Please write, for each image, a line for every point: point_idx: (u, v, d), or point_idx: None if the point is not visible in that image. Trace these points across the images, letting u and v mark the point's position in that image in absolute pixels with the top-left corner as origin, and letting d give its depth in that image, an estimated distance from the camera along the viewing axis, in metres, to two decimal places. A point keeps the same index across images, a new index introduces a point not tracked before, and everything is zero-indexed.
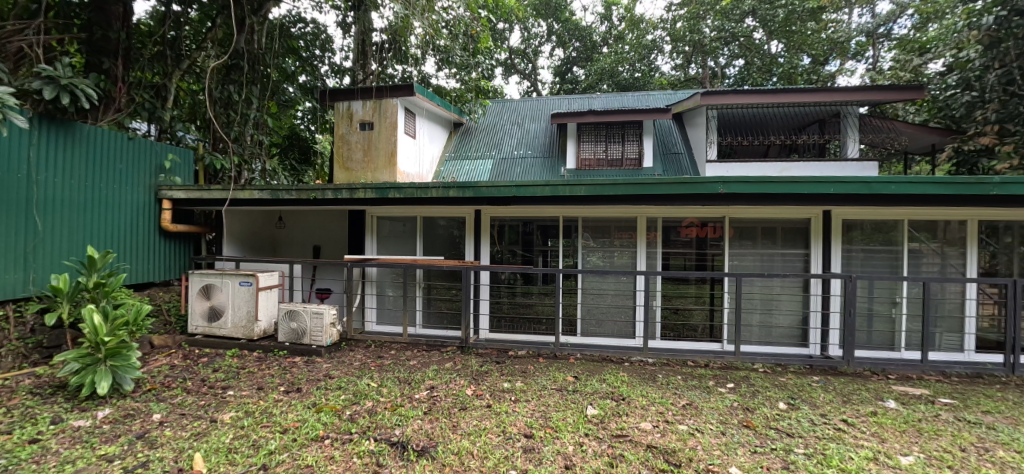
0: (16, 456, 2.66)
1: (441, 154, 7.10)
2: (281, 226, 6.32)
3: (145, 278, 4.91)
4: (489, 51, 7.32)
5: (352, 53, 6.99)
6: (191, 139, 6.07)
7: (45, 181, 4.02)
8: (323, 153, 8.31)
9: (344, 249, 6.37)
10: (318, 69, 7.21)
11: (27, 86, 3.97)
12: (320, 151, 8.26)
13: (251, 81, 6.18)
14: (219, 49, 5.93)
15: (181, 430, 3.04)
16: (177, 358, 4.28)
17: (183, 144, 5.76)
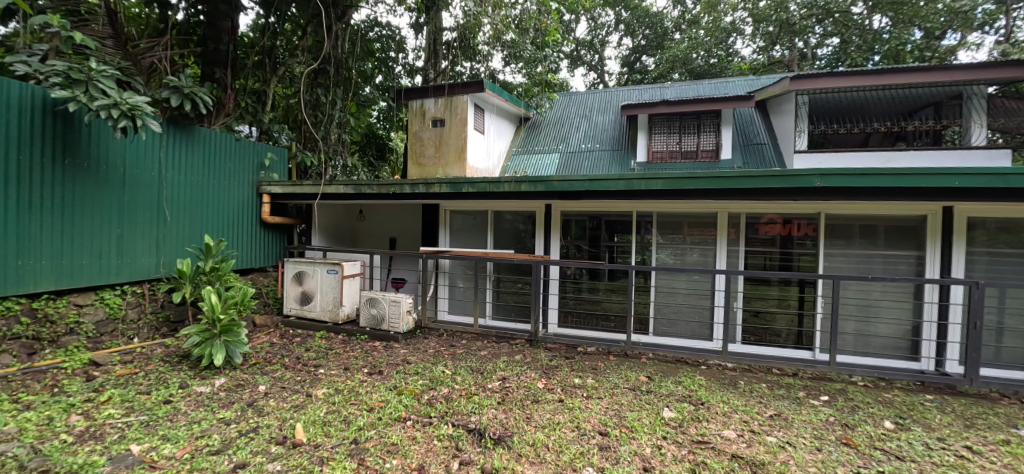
0: (156, 413, 3.10)
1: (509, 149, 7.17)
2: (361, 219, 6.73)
3: (248, 264, 5.48)
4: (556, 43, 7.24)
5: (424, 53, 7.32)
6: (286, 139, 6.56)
7: (172, 178, 4.59)
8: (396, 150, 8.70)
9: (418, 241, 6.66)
10: (393, 70, 7.48)
11: (159, 94, 4.56)
12: (394, 148, 8.67)
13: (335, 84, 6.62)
14: (309, 56, 6.43)
15: (282, 401, 3.38)
16: (275, 337, 4.75)
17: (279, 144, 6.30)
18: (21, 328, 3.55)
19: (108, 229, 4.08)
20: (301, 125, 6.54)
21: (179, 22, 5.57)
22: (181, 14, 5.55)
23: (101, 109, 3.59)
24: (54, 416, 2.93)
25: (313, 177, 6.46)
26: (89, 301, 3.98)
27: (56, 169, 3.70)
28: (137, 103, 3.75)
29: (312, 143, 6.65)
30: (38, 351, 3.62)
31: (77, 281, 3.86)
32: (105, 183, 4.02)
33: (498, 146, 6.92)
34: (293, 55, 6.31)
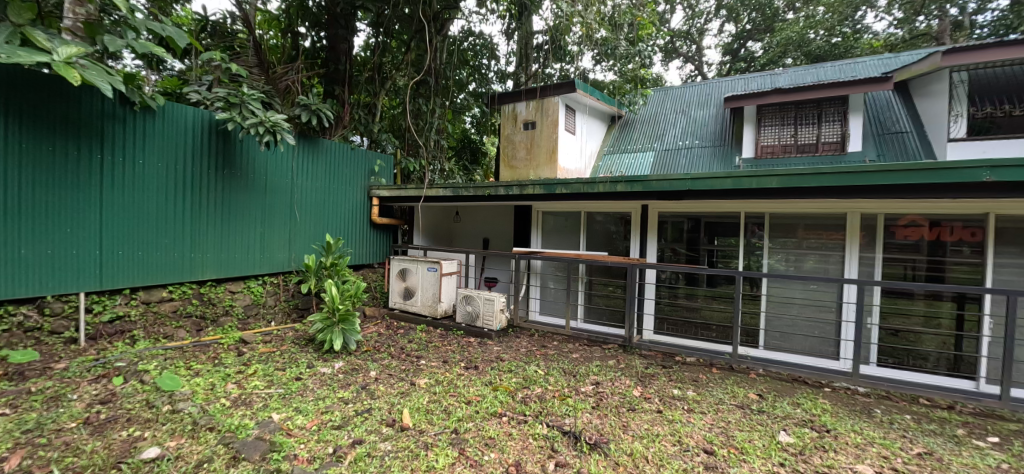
0: (291, 387, 3.56)
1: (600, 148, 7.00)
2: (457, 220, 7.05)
3: (360, 260, 6.04)
4: (649, 36, 6.87)
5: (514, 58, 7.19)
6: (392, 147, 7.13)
7: (301, 184, 5.19)
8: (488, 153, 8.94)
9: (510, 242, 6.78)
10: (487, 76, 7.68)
11: (292, 112, 5.18)
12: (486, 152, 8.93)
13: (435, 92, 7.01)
14: (412, 70, 6.89)
15: (390, 387, 3.68)
16: (382, 328, 5.17)
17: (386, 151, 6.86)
18: (192, 308, 4.27)
19: (254, 228, 4.73)
20: (404, 134, 6.97)
21: (306, 48, 6.32)
22: (308, 41, 6.31)
23: (252, 127, 4.21)
24: (216, 383, 3.49)
25: (415, 181, 6.92)
26: (239, 288, 4.66)
27: (217, 177, 4.38)
28: (276, 120, 4.32)
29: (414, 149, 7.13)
30: (202, 328, 4.33)
31: (231, 271, 4.54)
32: (252, 189, 4.67)
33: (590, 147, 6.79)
34: (399, 69, 6.80)
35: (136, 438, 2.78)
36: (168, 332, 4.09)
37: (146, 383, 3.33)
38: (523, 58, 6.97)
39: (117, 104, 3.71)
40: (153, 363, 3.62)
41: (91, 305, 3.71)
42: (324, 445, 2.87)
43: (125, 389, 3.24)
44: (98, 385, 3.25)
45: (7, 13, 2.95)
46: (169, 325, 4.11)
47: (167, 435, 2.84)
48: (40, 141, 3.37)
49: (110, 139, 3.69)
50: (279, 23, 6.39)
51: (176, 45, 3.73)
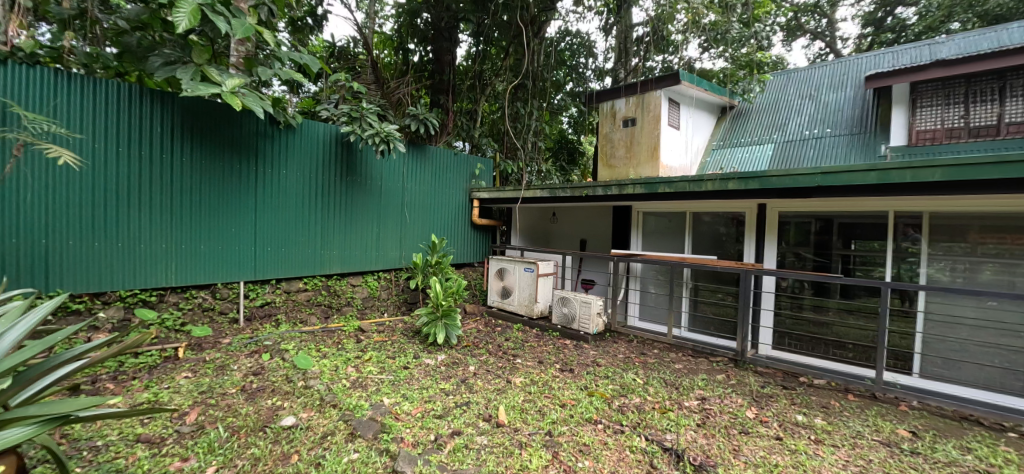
0: (400, 375, 3.85)
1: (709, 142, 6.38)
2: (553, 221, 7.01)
3: (461, 259, 6.32)
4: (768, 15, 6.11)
5: (613, 54, 6.98)
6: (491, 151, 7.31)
7: (410, 188, 5.58)
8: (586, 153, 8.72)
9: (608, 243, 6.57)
10: (584, 76, 7.43)
11: (403, 122, 5.57)
12: (584, 151, 8.72)
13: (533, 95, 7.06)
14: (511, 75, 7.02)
15: (488, 383, 3.79)
16: (481, 324, 5.35)
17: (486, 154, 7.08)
18: (321, 297, 4.83)
19: (371, 229, 5.21)
20: (503, 137, 7.16)
21: (416, 63, 6.75)
22: (416, 56, 6.75)
23: (369, 137, 4.64)
24: (338, 365, 3.90)
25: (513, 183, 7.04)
26: (358, 282, 5.18)
27: (341, 184, 4.90)
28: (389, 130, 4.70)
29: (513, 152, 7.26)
30: (329, 315, 4.88)
31: (352, 266, 5.06)
32: (370, 193, 5.14)
33: (697, 142, 6.23)
34: (498, 75, 6.98)
35: (277, 407, 3.20)
36: (304, 317, 4.65)
37: (285, 361, 3.83)
38: (623, 53, 6.70)
39: (269, 124, 4.27)
40: (292, 343, 4.14)
41: (249, 292, 4.32)
42: (427, 432, 3.04)
43: (270, 364, 3.75)
44: (251, 359, 3.79)
45: (192, 55, 3.56)
46: (304, 312, 4.69)
47: (300, 407, 3.24)
48: (213, 156, 3.95)
49: (262, 153, 4.27)
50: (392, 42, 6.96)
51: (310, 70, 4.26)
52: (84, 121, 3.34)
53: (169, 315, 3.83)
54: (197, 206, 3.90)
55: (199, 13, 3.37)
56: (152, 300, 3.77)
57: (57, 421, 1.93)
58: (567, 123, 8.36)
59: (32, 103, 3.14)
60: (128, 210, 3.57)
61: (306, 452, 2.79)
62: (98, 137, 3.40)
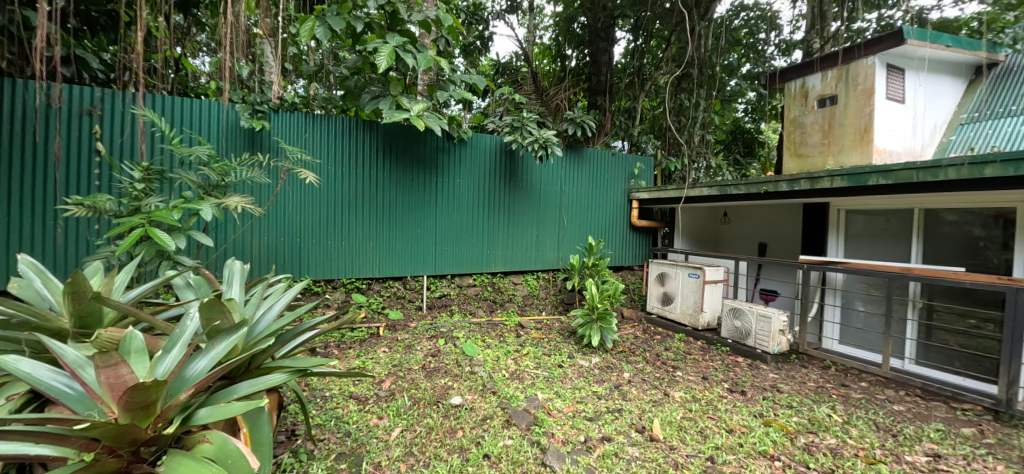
0: (554, 372, 3.96)
1: (953, 117, 4.82)
2: (725, 222, 6.24)
3: (619, 261, 6.17)
4: None
5: (805, 21, 5.82)
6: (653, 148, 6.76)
7: (568, 190, 5.72)
8: (768, 143, 7.50)
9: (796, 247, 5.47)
10: (764, 53, 6.49)
11: (560, 127, 5.72)
12: (765, 141, 7.48)
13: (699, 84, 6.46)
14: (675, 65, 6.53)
15: (643, 393, 3.62)
16: (639, 331, 5.11)
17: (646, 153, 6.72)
18: (486, 293, 5.33)
19: (531, 230, 5.51)
20: (666, 133, 6.66)
21: (572, 68, 6.87)
22: (574, 61, 6.88)
23: (529, 144, 4.95)
24: (499, 356, 4.20)
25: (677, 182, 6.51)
26: (519, 281, 5.55)
27: (505, 189, 5.31)
28: (546, 135, 4.95)
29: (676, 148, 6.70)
30: (493, 309, 5.34)
31: (514, 266, 5.44)
32: (530, 197, 5.46)
33: (934, 116, 4.74)
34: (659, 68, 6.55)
35: (448, 387, 3.58)
36: (472, 309, 5.21)
37: (456, 347, 4.34)
38: (817, 18, 5.56)
39: (445, 140, 4.92)
40: (462, 331, 4.68)
41: (430, 284, 5.05)
42: (577, 432, 3.06)
43: (445, 348, 4.28)
44: (430, 342, 4.40)
45: (389, 88, 4.36)
46: (472, 305, 5.25)
47: (466, 389, 3.55)
48: (404, 170, 4.76)
49: (440, 165, 4.94)
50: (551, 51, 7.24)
51: (478, 89, 4.82)
52: (321, 149, 4.40)
53: (374, 299, 4.77)
54: (393, 212, 4.74)
55: (394, 54, 4.13)
56: (363, 287, 4.74)
57: (304, 370, 2.20)
58: (742, 110, 7.34)
59: (291, 139, 4.27)
60: (348, 216, 4.54)
61: (468, 430, 3.04)
62: (330, 161, 4.44)
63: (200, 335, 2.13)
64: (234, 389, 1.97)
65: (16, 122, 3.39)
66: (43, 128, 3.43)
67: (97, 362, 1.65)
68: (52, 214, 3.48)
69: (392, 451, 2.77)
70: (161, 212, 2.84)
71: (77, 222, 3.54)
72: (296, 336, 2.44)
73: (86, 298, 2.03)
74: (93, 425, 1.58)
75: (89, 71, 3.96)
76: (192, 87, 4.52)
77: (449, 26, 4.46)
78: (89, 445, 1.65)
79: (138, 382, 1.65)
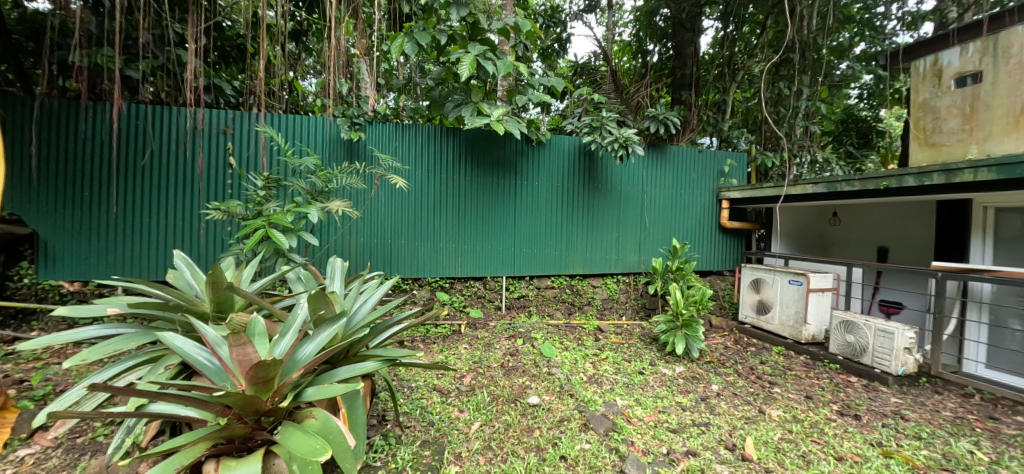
0: (634, 379, 3.83)
1: None
2: (835, 223, 5.54)
3: (707, 265, 5.80)
4: None
5: None
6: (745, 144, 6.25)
7: (650, 190, 5.52)
8: (889, 132, 6.59)
9: (927, 253, 4.72)
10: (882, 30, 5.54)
11: (642, 125, 5.53)
12: (884, 129, 6.59)
13: (801, 70, 5.88)
14: (771, 51, 5.99)
15: (733, 407, 3.37)
16: (729, 341, 4.76)
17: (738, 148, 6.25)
18: (564, 295, 5.31)
19: (611, 232, 5.40)
20: (761, 126, 6.25)
21: (654, 63, 6.61)
22: (656, 56, 6.61)
23: (609, 144, 4.87)
24: (577, 359, 4.16)
25: (773, 179, 5.98)
26: (599, 283, 5.45)
27: (584, 190, 5.27)
28: (627, 134, 4.82)
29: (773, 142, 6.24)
30: (572, 312, 5.31)
31: (593, 268, 5.37)
32: (610, 198, 5.36)
33: None
34: (752, 56, 6.04)
35: (526, 386, 3.62)
36: (550, 311, 5.23)
37: (534, 347, 4.37)
38: None
39: (525, 143, 5.02)
40: (540, 333, 4.72)
41: (509, 285, 5.15)
42: (659, 443, 2.94)
43: (523, 348, 4.34)
44: (509, 342, 4.50)
45: (471, 96, 4.55)
46: (551, 307, 5.26)
47: (544, 390, 3.57)
48: (485, 174, 4.93)
49: (519, 168, 5.04)
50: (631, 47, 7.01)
51: (556, 91, 4.86)
52: (409, 156, 4.72)
53: (456, 297, 4.96)
54: (475, 214, 4.93)
55: (475, 62, 4.30)
56: (447, 286, 4.97)
57: (394, 360, 2.38)
58: (855, 95, 6.50)
59: (383, 147, 4.64)
60: (433, 218, 4.80)
61: (545, 430, 3.05)
62: (417, 167, 4.74)
63: (308, 323, 2.40)
64: (334, 372, 2.18)
65: (172, 142, 4.08)
66: (191, 146, 4.10)
67: (230, 341, 1.93)
68: (197, 217, 4.14)
69: (471, 443, 2.88)
70: (278, 215, 3.25)
71: (216, 224, 4.18)
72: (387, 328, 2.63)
73: (222, 287, 2.39)
74: (228, 394, 1.83)
75: (224, 96, 4.65)
76: (302, 105, 5.11)
77: (527, 30, 4.57)
78: (223, 412, 1.89)
79: (261, 360, 1.90)
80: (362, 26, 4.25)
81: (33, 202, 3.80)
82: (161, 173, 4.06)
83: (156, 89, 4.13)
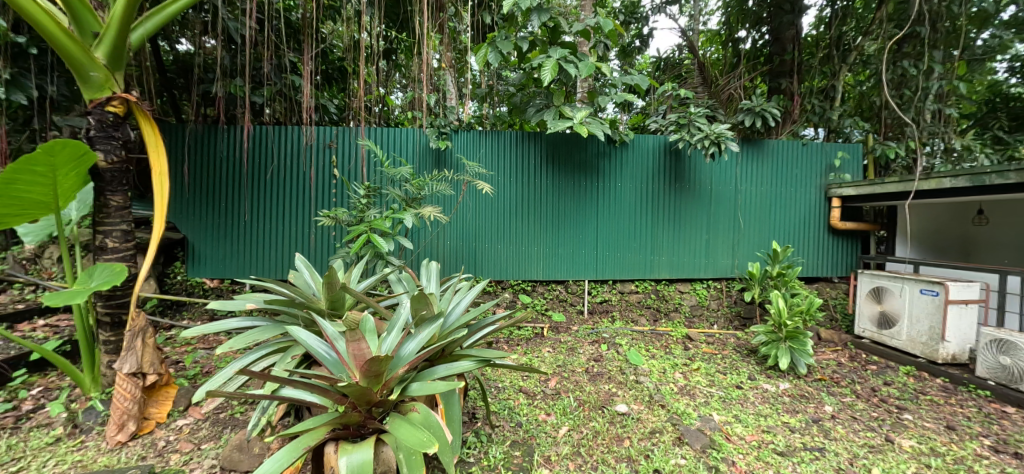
0: (731, 393, 3.58)
1: None
2: (980, 222, 4.68)
3: (814, 271, 5.25)
4: None
5: None
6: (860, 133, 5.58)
7: (745, 189, 5.13)
8: None
9: None
10: None
11: (735, 119, 5.16)
12: None
13: (931, 46, 5.12)
14: (891, 27, 5.27)
15: (852, 433, 3.07)
16: (843, 356, 4.26)
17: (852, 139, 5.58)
18: (649, 301, 5.10)
19: (700, 235, 5.10)
20: (880, 113, 5.51)
21: (747, 50, 6.12)
22: (749, 43, 6.12)
23: (698, 141, 4.61)
24: (666, 368, 3.98)
25: (897, 173, 5.30)
26: (687, 289, 5.17)
27: (670, 191, 5.04)
28: (719, 130, 4.53)
29: (897, 129, 5.48)
30: (657, 319, 5.05)
31: (681, 273, 5.11)
32: (699, 198, 5.07)
33: None
34: (867, 33, 5.34)
35: (612, 393, 3.53)
36: (634, 317, 5.02)
37: (619, 354, 4.26)
38: None
39: (607, 144, 4.92)
40: (624, 339, 4.58)
41: (591, 289, 5.07)
42: (764, 467, 2.76)
43: (607, 354, 4.24)
44: (593, 347, 4.42)
45: (553, 99, 4.58)
46: (635, 312, 5.07)
47: (632, 398, 3.47)
48: (567, 176, 4.92)
49: (602, 169, 4.96)
50: (720, 36, 6.55)
51: (640, 89, 4.71)
52: (493, 162, 4.86)
53: (538, 300, 4.98)
54: (557, 217, 4.94)
55: (557, 66, 4.32)
56: (529, 289, 5.01)
57: (488, 360, 2.45)
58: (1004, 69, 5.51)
59: (469, 154, 4.83)
60: (516, 221, 4.89)
61: (636, 440, 2.97)
62: (501, 171, 4.86)
63: (409, 322, 2.56)
64: (433, 370, 2.31)
65: (289, 157, 4.61)
66: (303, 160, 4.60)
67: (348, 336, 2.14)
68: (308, 222, 4.62)
69: (560, 448, 2.89)
70: (378, 221, 3.52)
71: (324, 229, 4.64)
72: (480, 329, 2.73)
73: (336, 287, 2.64)
74: (348, 384, 1.99)
75: (329, 113, 5.15)
76: (393, 117, 5.48)
77: (609, 30, 4.50)
78: (341, 400, 2.09)
79: (373, 355, 2.08)
80: (448, 39, 4.47)
81: (184, 213, 4.50)
82: (280, 184, 4.60)
83: (275, 111, 4.69)
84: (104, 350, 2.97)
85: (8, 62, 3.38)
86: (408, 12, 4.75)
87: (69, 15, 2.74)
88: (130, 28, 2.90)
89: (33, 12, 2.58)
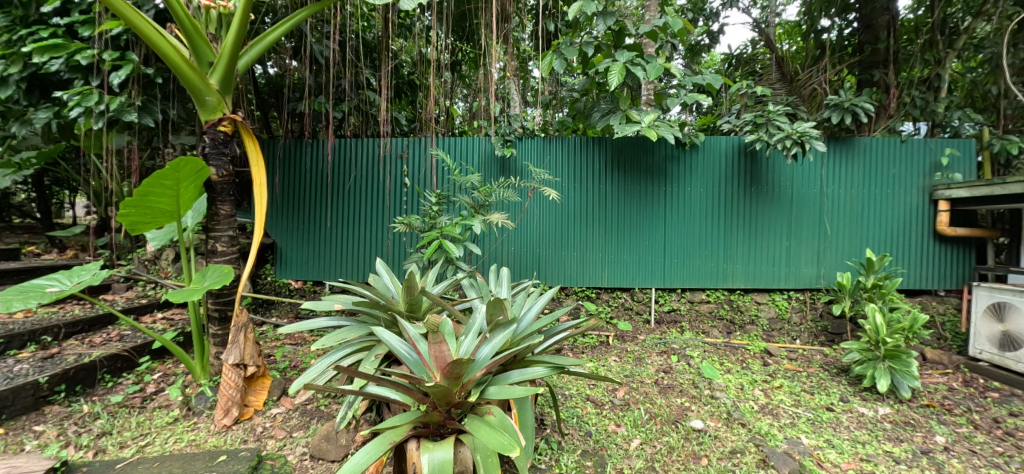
0: (821, 415, 3.30)
1: None
2: None
3: (916, 282, 4.70)
4: None
5: None
6: (971, 127, 4.97)
7: (832, 192, 4.72)
8: None
9: None
10: None
11: (820, 116, 4.77)
12: None
13: None
14: (1012, 5, 4.63)
15: (973, 469, 2.75)
16: (956, 381, 3.77)
17: (962, 134, 4.97)
18: (723, 311, 4.82)
19: (780, 242, 4.76)
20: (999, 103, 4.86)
21: (833, 42, 5.59)
22: (834, 33, 5.62)
23: (779, 142, 4.31)
24: (745, 384, 3.74)
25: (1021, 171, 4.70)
26: (765, 300, 4.84)
27: (745, 195, 4.75)
28: (803, 129, 4.21)
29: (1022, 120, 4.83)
30: (731, 331, 4.77)
31: (758, 282, 4.79)
32: (779, 202, 4.73)
33: None
34: (978, 14, 4.72)
35: (686, 408, 3.39)
36: (706, 329, 4.75)
37: (691, 366, 4.07)
38: None
39: (677, 147, 4.75)
40: (696, 351, 4.37)
41: (658, 297, 4.90)
42: None
43: (678, 366, 4.07)
44: (661, 357, 4.26)
45: (619, 104, 4.50)
46: (706, 323, 4.81)
47: (707, 414, 3.30)
48: (633, 181, 4.81)
49: (670, 174, 4.79)
50: (800, 27, 6.07)
51: (712, 88, 4.51)
52: (557, 169, 4.86)
53: (603, 308, 4.88)
54: (623, 223, 4.83)
55: (624, 69, 4.25)
56: (593, 296, 4.95)
57: (562, 368, 2.45)
58: None
59: (534, 161, 4.87)
60: (580, 228, 4.86)
61: (715, 459, 2.83)
62: (565, 177, 4.86)
63: (485, 327, 2.63)
64: (508, 375, 2.36)
65: (365, 167, 4.92)
66: (378, 170, 4.89)
67: (431, 338, 2.22)
68: (382, 228, 4.90)
69: (633, 461, 2.82)
70: (449, 227, 3.66)
71: (396, 235, 4.89)
72: (552, 335, 2.75)
73: (415, 290, 2.78)
74: (433, 385, 2.08)
75: (400, 124, 5.43)
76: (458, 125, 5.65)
77: (678, 29, 4.36)
78: (422, 400, 2.21)
79: (454, 358, 2.16)
80: (512, 49, 4.55)
81: (275, 220, 4.95)
82: (358, 193, 4.92)
83: (353, 125, 5.03)
84: (212, 342, 3.34)
85: (139, 91, 3.90)
86: (473, 25, 4.90)
87: (190, 47, 3.12)
88: (239, 55, 3.26)
89: (164, 48, 3.00)
